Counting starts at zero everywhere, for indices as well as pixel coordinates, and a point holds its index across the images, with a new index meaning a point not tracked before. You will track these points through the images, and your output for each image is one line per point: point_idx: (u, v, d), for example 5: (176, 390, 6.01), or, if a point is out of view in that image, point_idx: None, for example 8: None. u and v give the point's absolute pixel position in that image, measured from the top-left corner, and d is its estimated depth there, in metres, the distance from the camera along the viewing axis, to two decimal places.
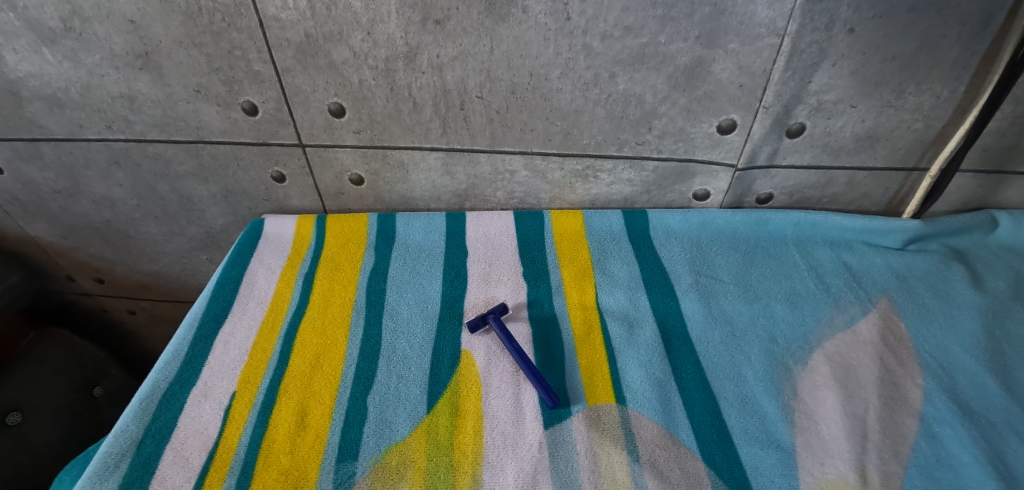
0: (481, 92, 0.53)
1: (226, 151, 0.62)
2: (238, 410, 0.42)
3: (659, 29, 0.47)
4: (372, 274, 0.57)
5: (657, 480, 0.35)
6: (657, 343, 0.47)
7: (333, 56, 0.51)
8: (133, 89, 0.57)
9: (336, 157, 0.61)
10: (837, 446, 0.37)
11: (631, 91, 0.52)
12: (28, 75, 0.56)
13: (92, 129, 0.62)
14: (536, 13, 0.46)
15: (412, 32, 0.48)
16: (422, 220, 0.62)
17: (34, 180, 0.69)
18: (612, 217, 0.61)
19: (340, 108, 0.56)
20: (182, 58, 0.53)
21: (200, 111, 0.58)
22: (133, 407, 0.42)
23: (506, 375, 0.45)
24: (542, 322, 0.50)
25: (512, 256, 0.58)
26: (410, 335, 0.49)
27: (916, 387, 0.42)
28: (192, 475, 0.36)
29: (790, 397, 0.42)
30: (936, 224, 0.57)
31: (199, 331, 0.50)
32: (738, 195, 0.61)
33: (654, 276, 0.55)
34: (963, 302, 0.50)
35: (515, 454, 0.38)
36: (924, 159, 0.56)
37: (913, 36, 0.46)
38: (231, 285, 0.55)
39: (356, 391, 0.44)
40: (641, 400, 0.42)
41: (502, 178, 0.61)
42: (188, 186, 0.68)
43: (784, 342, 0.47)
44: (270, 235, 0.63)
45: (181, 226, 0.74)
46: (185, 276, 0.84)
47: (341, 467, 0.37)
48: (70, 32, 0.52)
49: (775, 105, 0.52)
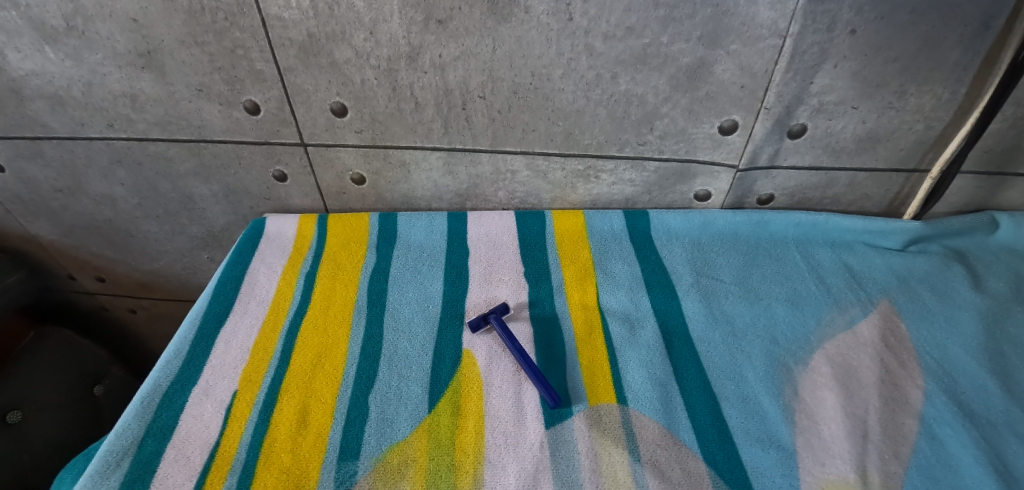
0: (482, 92, 0.53)
1: (228, 150, 0.62)
2: (239, 409, 0.42)
3: (661, 29, 0.47)
4: (374, 273, 0.57)
5: (659, 480, 0.35)
6: (658, 343, 0.48)
7: (336, 55, 0.51)
8: (135, 88, 0.57)
9: (338, 156, 0.61)
10: (837, 446, 0.37)
11: (632, 91, 0.52)
12: (30, 73, 0.56)
13: (94, 128, 0.62)
14: (538, 14, 0.46)
15: (415, 32, 0.49)
16: (423, 219, 0.62)
17: (35, 178, 0.69)
18: (614, 217, 0.61)
19: (341, 107, 0.56)
20: (184, 57, 0.53)
21: (202, 110, 0.58)
22: (134, 405, 0.42)
23: (507, 375, 0.45)
24: (543, 322, 0.50)
25: (513, 256, 0.58)
26: (412, 334, 0.49)
27: (917, 387, 0.42)
28: (194, 474, 0.36)
29: (791, 397, 0.42)
30: (936, 225, 0.57)
31: (200, 330, 0.50)
32: (739, 196, 0.61)
33: (655, 277, 0.55)
34: (963, 303, 0.50)
35: (516, 454, 0.38)
36: (925, 160, 0.56)
37: (915, 37, 0.46)
38: (232, 284, 0.55)
39: (357, 390, 0.44)
40: (642, 400, 0.42)
41: (504, 178, 0.61)
42: (189, 185, 0.68)
43: (785, 343, 0.47)
44: (271, 235, 0.63)
45: (183, 225, 0.74)
46: (186, 275, 0.84)
47: (342, 466, 0.37)
48: (73, 30, 0.52)
49: (776, 105, 0.52)
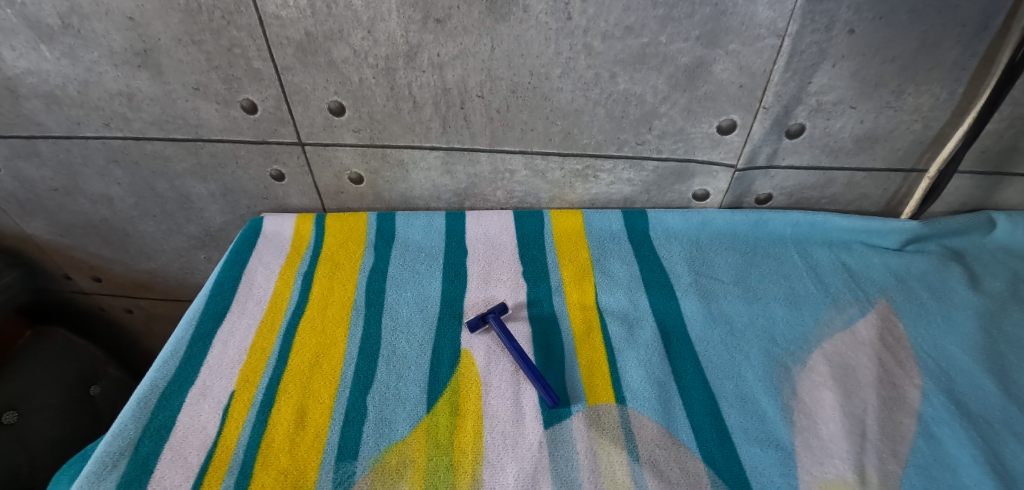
0: (481, 91, 0.53)
1: (225, 149, 0.62)
2: (237, 409, 0.42)
3: (660, 28, 0.47)
4: (372, 273, 0.57)
5: (657, 480, 0.35)
6: (657, 342, 0.47)
7: (334, 54, 0.51)
8: (131, 87, 0.57)
9: (336, 155, 0.61)
10: (836, 445, 0.37)
11: (631, 91, 0.52)
12: (25, 72, 0.56)
13: (90, 127, 0.61)
14: (537, 13, 0.46)
15: (413, 31, 0.48)
16: (422, 219, 0.62)
17: (31, 178, 0.69)
18: (612, 217, 0.61)
19: (339, 107, 0.56)
20: (181, 56, 0.53)
21: (199, 110, 0.58)
22: (131, 406, 0.42)
23: (506, 375, 0.45)
24: (542, 322, 0.50)
25: (512, 256, 0.58)
26: (410, 334, 0.49)
27: (914, 387, 0.42)
28: (191, 475, 0.36)
29: (790, 396, 0.42)
30: (934, 225, 0.57)
31: (197, 330, 0.50)
32: (737, 195, 0.61)
33: (653, 276, 0.55)
34: (961, 303, 0.50)
35: (515, 454, 0.37)
36: (923, 160, 0.56)
37: (913, 37, 0.46)
38: (229, 284, 0.55)
39: (356, 390, 0.43)
40: (641, 399, 0.42)
41: (502, 178, 0.61)
42: (186, 184, 0.68)
43: (783, 342, 0.47)
44: (269, 234, 0.63)
45: (180, 225, 0.74)
46: (183, 275, 0.83)
47: (340, 466, 0.37)
48: (69, 29, 0.52)
49: (774, 105, 0.52)
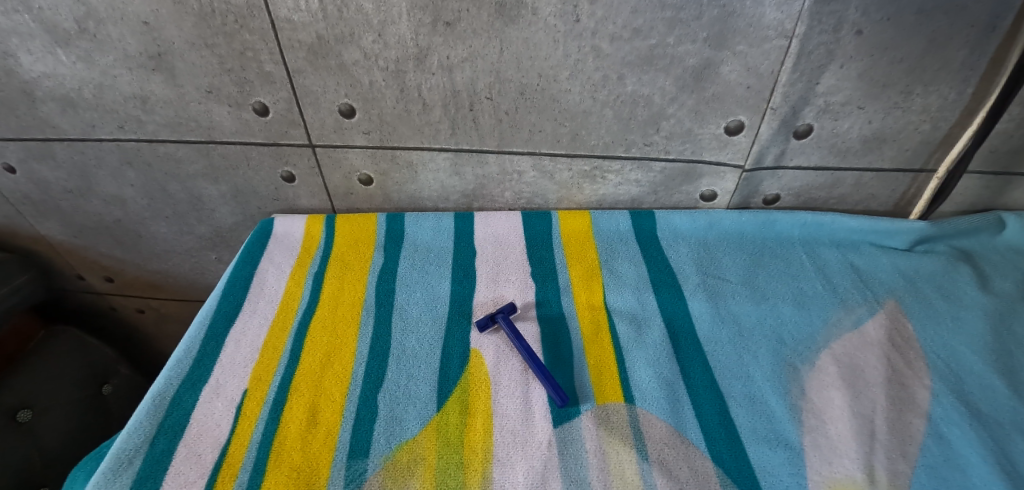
0: (490, 93, 0.53)
1: (237, 151, 0.63)
2: (250, 407, 0.43)
3: (668, 30, 0.47)
4: (382, 274, 0.57)
5: (666, 478, 0.35)
6: (665, 343, 0.48)
7: (344, 57, 0.51)
8: (145, 90, 0.58)
9: (346, 157, 0.62)
10: (844, 445, 0.38)
11: (639, 92, 0.52)
12: (42, 75, 0.57)
13: (105, 129, 0.62)
14: (546, 15, 0.46)
15: (424, 34, 0.49)
16: (430, 219, 0.62)
17: (46, 179, 0.70)
18: (620, 219, 0.61)
19: (350, 108, 0.56)
20: (194, 59, 0.54)
21: (212, 112, 0.59)
22: (146, 405, 0.42)
23: (515, 374, 0.45)
24: (549, 322, 0.51)
25: (520, 257, 0.58)
26: (420, 334, 0.50)
27: (923, 387, 0.42)
28: (205, 472, 0.37)
29: (798, 397, 0.42)
30: (943, 225, 0.57)
31: (210, 330, 0.50)
32: (745, 196, 0.62)
33: (661, 276, 0.55)
34: (970, 302, 0.50)
35: (524, 452, 0.38)
36: (931, 160, 0.56)
37: (921, 38, 0.46)
38: (241, 285, 0.56)
39: (366, 390, 0.44)
40: (649, 399, 0.42)
41: (511, 179, 0.62)
42: (198, 186, 0.68)
43: (791, 342, 0.47)
44: (280, 234, 0.64)
45: (191, 226, 0.75)
46: (194, 275, 0.84)
47: (351, 464, 0.37)
48: (85, 33, 0.52)
49: (782, 106, 0.52)
